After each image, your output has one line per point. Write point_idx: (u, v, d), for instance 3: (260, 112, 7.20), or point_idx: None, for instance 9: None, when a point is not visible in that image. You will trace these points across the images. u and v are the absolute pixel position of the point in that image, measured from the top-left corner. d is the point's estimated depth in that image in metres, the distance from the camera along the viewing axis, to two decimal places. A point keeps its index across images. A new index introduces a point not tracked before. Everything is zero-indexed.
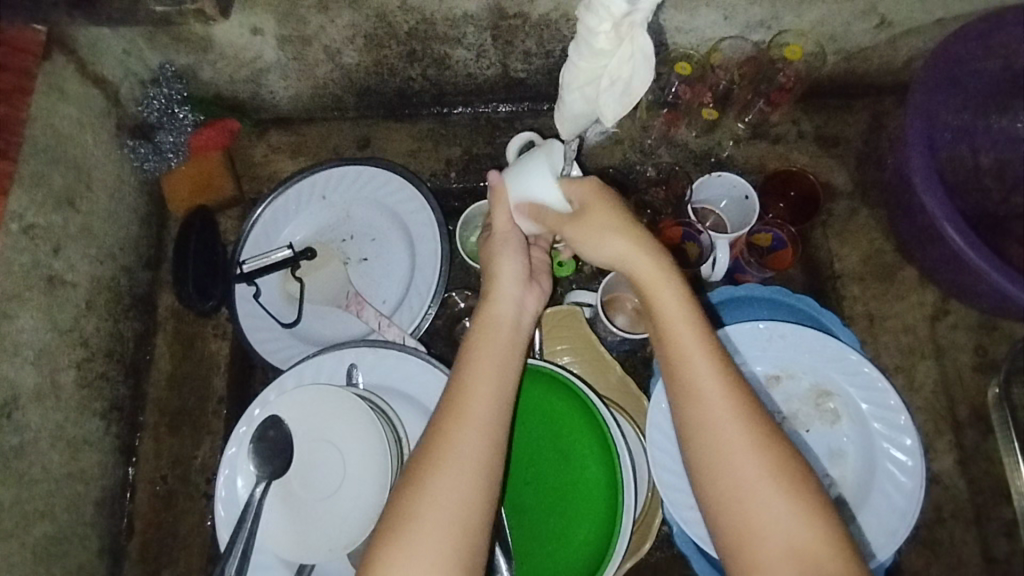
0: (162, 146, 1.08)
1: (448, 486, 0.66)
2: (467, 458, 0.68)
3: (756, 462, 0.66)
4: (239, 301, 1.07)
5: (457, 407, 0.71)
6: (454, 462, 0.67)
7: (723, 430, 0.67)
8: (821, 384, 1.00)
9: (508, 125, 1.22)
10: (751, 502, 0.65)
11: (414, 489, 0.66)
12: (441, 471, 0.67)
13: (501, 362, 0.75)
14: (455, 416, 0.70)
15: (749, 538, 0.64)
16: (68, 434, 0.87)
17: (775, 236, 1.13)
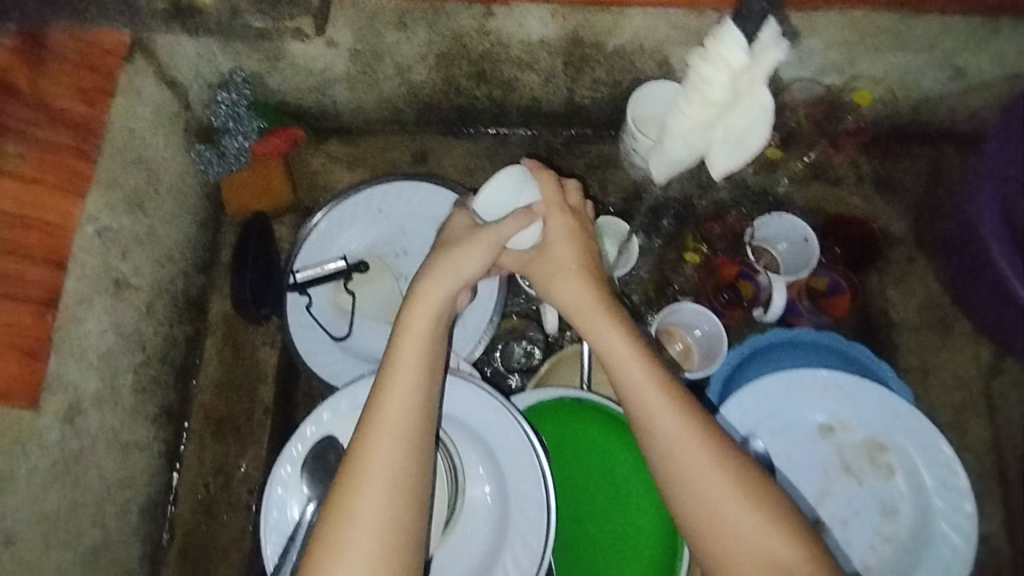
0: (226, 151, 1.08)
1: (378, 506, 0.64)
2: (396, 472, 0.65)
3: (722, 475, 0.66)
4: (291, 310, 1.07)
5: (376, 410, 0.68)
6: (380, 459, 0.66)
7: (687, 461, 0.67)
8: (876, 437, 0.98)
9: (567, 150, 1.21)
10: (719, 520, 0.65)
11: (343, 514, 0.64)
12: (368, 488, 0.64)
13: (427, 374, 0.71)
14: (378, 431, 0.67)
15: (724, 556, 0.64)
16: (123, 438, 0.86)
17: (832, 280, 1.12)
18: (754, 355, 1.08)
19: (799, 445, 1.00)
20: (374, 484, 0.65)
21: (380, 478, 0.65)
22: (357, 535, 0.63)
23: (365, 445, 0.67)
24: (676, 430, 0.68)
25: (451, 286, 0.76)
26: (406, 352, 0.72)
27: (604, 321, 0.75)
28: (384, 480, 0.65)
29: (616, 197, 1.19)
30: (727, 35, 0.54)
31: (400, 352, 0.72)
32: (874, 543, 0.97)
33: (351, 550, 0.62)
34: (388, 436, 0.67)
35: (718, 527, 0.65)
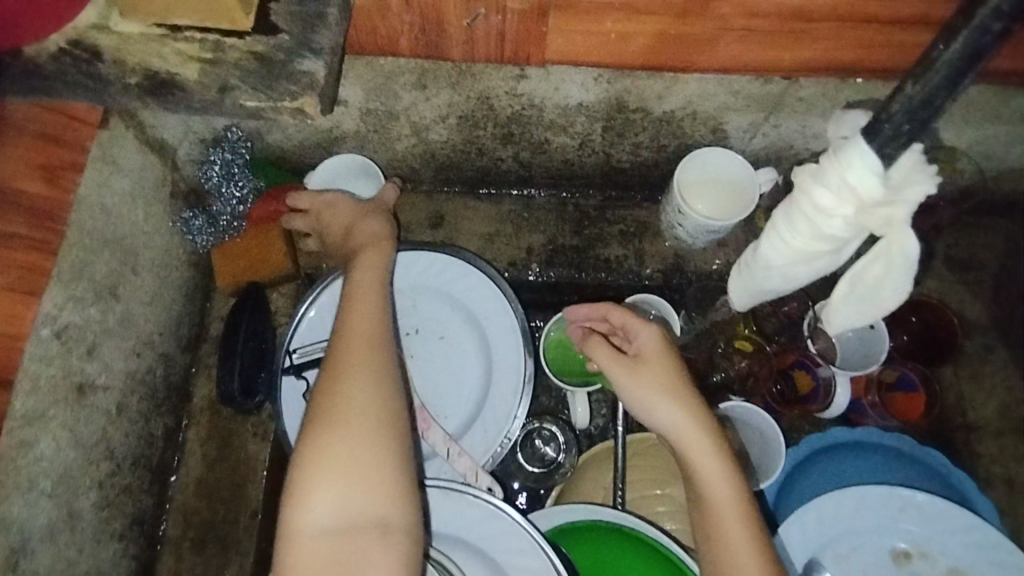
0: (218, 215, 0.96)
1: (362, 424, 0.66)
2: (378, 393, 0.69)
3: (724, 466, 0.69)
4: (285, 398, 0.93)
5: (350, 354, 0.71)
6: (363, 397, 0.68)
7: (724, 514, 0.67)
8: (961, 571, 0.83)
9: (599, 215, 1.08)
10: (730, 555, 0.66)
11: (326, 433, 0.65)
12: (355, 405, 0.67)
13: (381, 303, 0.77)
14: (353, 354, 0.71)
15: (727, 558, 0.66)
16: (81, 570, 0.73)
17: (902, 375, 0.98)
18: (810, 461, 0.95)
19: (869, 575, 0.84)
20: (358, 400, 0.67)
21: (366, 399, 0.68)
22: (346, 451, 0.65)
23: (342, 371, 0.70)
24: (729, 512, 0.67)
25: (378, 265, 0.82)
26: (363, 296, 0.77)
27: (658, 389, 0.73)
28: (370, 396, 0.68)
29: (654, 270, 1.06)
30: (858, 159, 0.42)
31: (357, 298, 0.77)
32: None
33: (341, 470, 0.64)
34: (363, 363, 0.70)
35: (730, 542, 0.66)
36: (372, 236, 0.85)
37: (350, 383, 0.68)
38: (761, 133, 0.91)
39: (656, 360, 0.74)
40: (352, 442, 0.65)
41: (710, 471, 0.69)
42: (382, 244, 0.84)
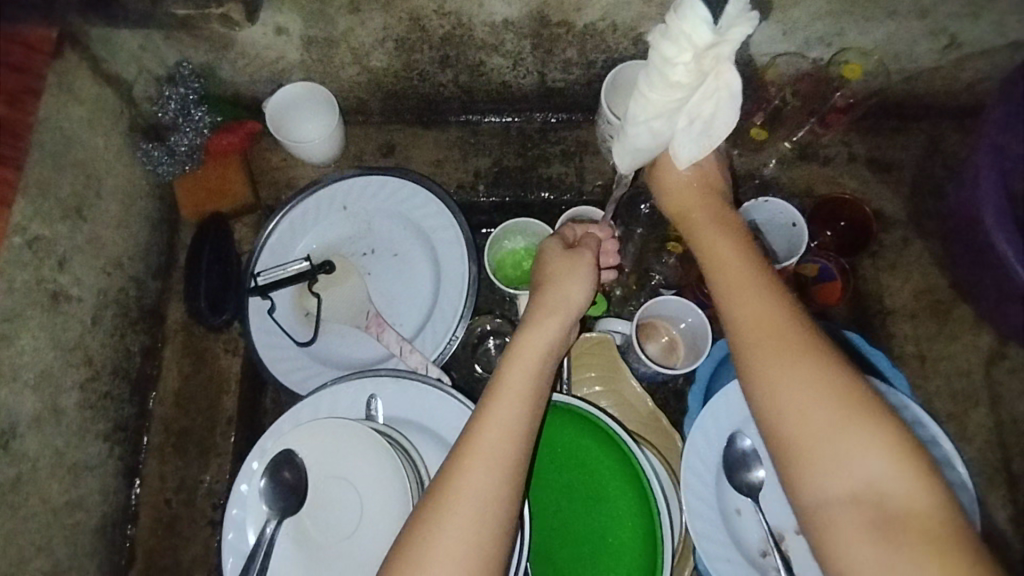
0: (176, 148, 1.01)
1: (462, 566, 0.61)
2: (486, 532, 0.63)
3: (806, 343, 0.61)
4: (253, 317, 1.01)
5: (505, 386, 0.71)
6: (499, 426, 0.68)
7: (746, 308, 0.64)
8: None
9: (541, 136, 1.15)
10: (804, 422, 0.58)
11: (420, 560, 0.61)
12: (460, 540, 0.62)
13: (533, 394, 0.71)
14: (472, 462, 0.65)
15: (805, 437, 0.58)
16: (69, 460, 0.81)
17: (823, 267, 1.06)
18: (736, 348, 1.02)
19: None
20: (460, 528, 0.62)
21: (471, 528, 0.62)
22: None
23: (457, 474, 0.65)
24: (802, 378, 0.60)
25: (558, 321, 0.77)
26: (517, 375, 0.71)
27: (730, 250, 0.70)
28: (476, 531, 0.62)
29: (595, 186, 1.13)
30: (689, 10, 0.49)
31: (507, 382, 0.71)
32: None
33: (476, 498, 0.63)
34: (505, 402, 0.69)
35: (804, 436, 0.58)
36: (572, 259, 0.82)
37: (458, 503, 0.63)
38: None
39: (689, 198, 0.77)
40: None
41: (726, 278, 0.68)
42: (563, 314, 0.78)
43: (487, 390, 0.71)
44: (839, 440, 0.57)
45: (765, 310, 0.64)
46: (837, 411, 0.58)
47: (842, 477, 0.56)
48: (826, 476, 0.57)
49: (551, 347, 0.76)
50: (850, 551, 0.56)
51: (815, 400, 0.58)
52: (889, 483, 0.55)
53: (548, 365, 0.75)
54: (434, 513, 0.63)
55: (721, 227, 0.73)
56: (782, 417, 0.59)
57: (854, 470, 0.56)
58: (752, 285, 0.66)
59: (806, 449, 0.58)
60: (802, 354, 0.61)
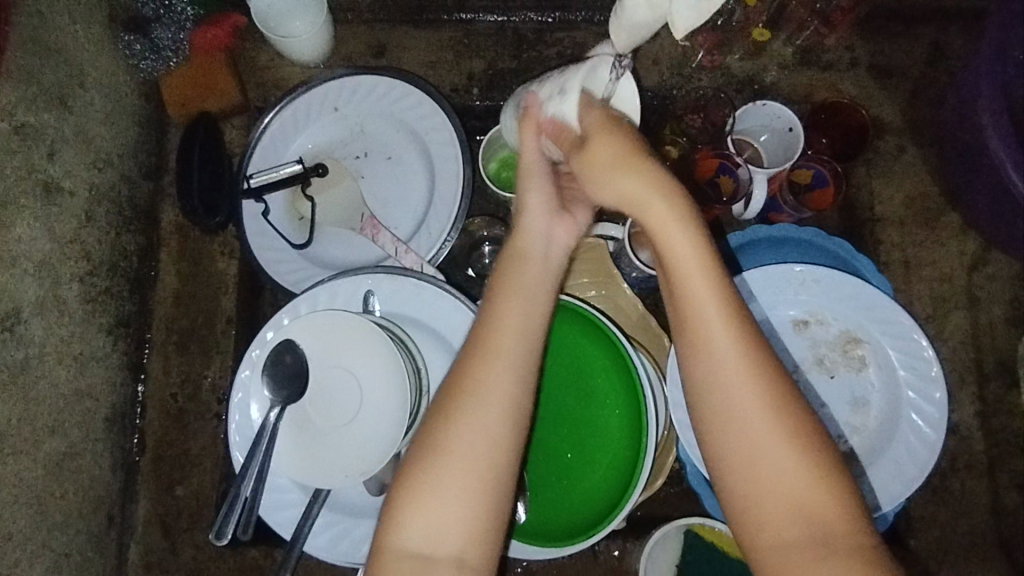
0: (160, 42, 0.98)
1: (482, 463, 0.62)
2: (501, 420, 0.63)
3: (746, 374, 0.59)
4: (247, 220, 1.01)
5: (515, 288, 0.67)
6: (513, 334, 0.65)
7: (708, 310, 0.61)
8: (851, 330, 0.96)
9: (537, 38, 1.12)
10: (764, 470, 0.59)
11: (439, 458, 0.62)
12: (474, 435, 0.62)
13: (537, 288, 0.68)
14: (483, 365, 0.64)
15: (739, 461, 0.59)
16: (75, 349, 0.83)
17: (817, 172, 1.05)
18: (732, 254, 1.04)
19: (772, 337, 0.97)
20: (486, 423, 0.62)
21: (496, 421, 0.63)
22: (460, 484, 0.61)
23: (470, 375, 0.64)
24: (736, 383, 0.59)
25: (546, 205, 0.71)
26: (518, 265, 0.69)
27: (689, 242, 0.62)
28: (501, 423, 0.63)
29: None
30: None
31: (511, 280, 0.68)
32: (844, 434, 0.96)
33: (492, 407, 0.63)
34: (516, 308, 0.66)
35: (758, 467, 0.59)
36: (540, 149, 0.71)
37: (479, 402, 0.63)
38: None
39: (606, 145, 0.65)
40: (472, 474, 0.61)
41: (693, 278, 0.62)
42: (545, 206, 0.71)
43: (491, 287, 0.68)
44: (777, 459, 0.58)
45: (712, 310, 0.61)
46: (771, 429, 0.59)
47: (779, 490, 0.58)
48: (784, 514, 0.58)
49: (550, 244, 0.70)
50: (793, 574, 0.57)
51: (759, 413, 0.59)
52: (838, 521, 0.58)
53: (549, 252, 0.70)
54: (446, 418, 0.63)
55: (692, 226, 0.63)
56: (731, 421, 0.59)
57: (779, 470, 0.58)
58: (720, 288, 0.61)
59: (763, 481, 0.59)
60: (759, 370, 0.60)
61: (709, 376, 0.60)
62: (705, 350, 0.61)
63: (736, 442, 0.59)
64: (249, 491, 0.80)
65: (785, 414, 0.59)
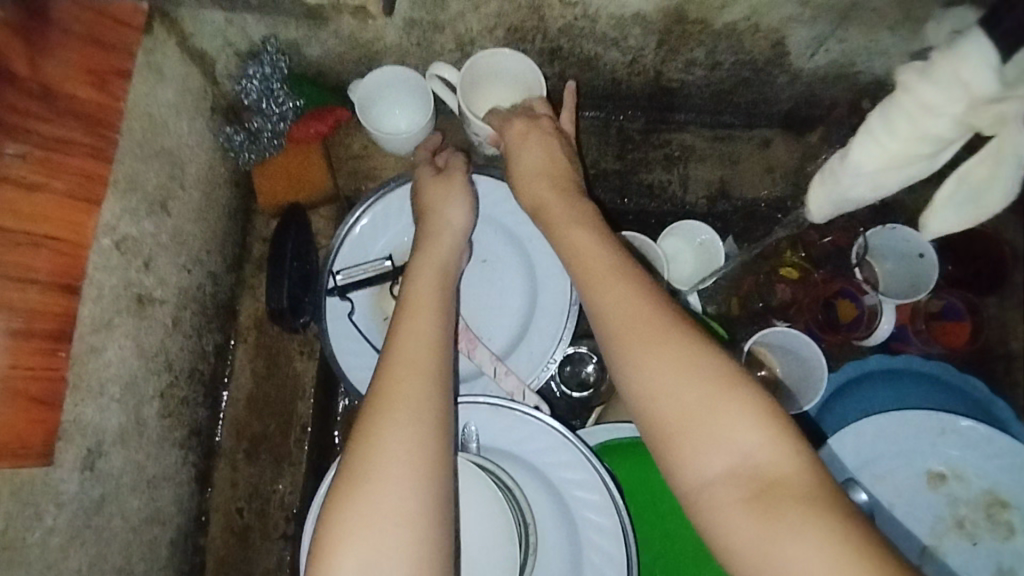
0: (259, 132, 0.94)
1: (414, 472, 0.57)
2: (409, 412, 0.60)
3: (672, 354, 0.57)
4: (331, 318, 0.95)
5: (411, 301, 0.70)
6: (413, 332, 0.66)
7: (604, 291, 0.63)
8: (996, 491, 0.86)
9: (644, 138, 1.06)
10: (711, 441, 0.54)
11: (370, 474, 0.57)
12: (390, 446, 0.58)
13: (444, 304, 0.70)
14: (397, 367, 0.63)
15: (680, 442, 0.55)
16: (149, 473, 0.76)
17: (948, 304, 0.97)
18: (855, 390, 0.95)
19: (906, 493, 0.87)
20: (397, 424, 0.59)
21: (414, 426, 0.59)
22: (399, 493, 0.56)
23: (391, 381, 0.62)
24: (652, 352, 0.58)
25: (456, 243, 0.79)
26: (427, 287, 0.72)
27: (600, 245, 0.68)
28: (418, 427, 0.59)
29: (698, 198, 1.04)
30: (974, 53, 0.41)
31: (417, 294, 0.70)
32: None
33: (407, 406, 0.60)
34: (427, 317, 0.68)
35: (694, 433, 0.54)
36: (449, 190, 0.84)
37: (405, 410, 0.60)
38: (824, 49, 0.88)
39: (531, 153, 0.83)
40: (408, 484, 0.57)
41: (601, 281, 0.64)
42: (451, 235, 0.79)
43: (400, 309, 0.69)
44: (714, 422, 0.54)
45: (621, 298, 0.62)
46: (707, 394, 0.55)
47: (729, 450, 0.53)
48: (742, 488, 0.52)
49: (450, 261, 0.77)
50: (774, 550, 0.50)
51: (686, 380, 0.56)
52: (786, 473, 0.52)
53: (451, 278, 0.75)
54: (371, 426, 0.59)
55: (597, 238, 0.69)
56: (662, 398, 0.56)
57: (726, 432, 0.54)
58: (622, 277, 0.64)
59: (705, 448, 0.54)
60: (677, 342, 0.58)
61: (622, 359, 0.59)
62: (616, 337, 0.60)
63: (664, 425, 0.56)
64: None
65: (710, 367, 0.56)
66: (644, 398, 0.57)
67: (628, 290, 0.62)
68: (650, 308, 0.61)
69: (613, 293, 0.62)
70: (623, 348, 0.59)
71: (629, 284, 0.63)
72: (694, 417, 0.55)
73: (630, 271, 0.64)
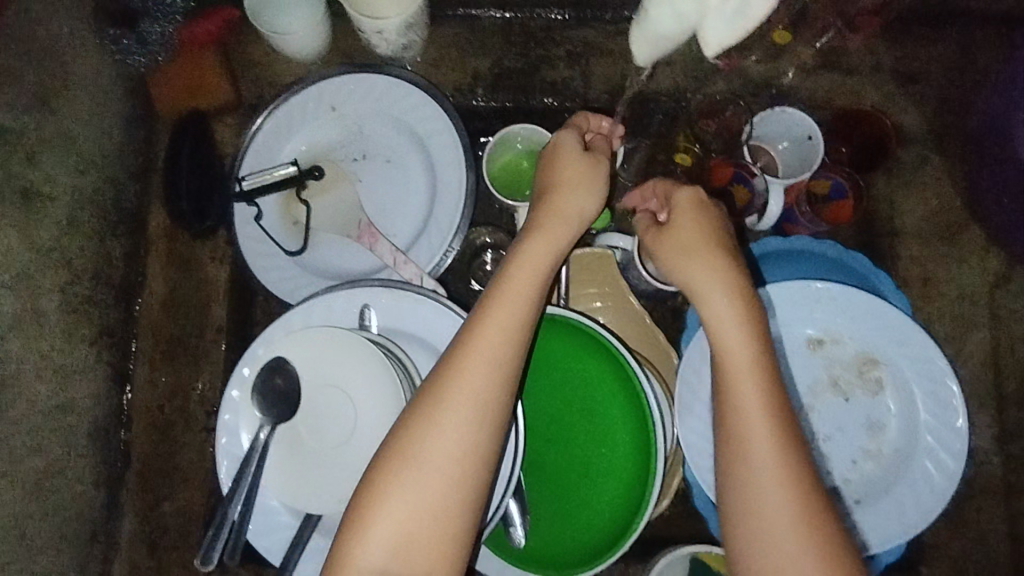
0: (147, 36, 0.94)
1: (450, 484, 0.60)
2: (462, 434, 0.61)
3: (764, 417, 0.61)
4: (239, 223, 0.96)
5: (494, 303, 0.65)
6: (485, 347, 0.63)
7: (734, 348, 0.64)
8: (868, 351, 0.92)
9: (546, 36, 1.06)
10: (761, 512, 0.59)
11: (406, 463, 0.60)
12: (433, 452, 0.60)
13: (529, 306, 0.66)
14: (467, 372, 0.62)
15: (734, 501, 0.60)
16: (56, 362, 0.81)
17: (835, 183, 1.01)
18: (748, 270, 1.00)
19: (786, 358, 0.93)
20: (463, 431, 0.61)
21: (462, 435, 0.61)
22: (423, 490, 0.60)
23: (452, 380, 0.62)
24: (750, 406, 0.61)
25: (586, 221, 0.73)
26: (521, 283, 0.67)
27: (718, 285, 0.66)
28: (462, 442, 0.61)
29: (601, 92, 1.06)
30: None
31: (512, 283, 0.67)
32: (858, 461, 0.92)
33: (458, 419, 0.61)
34: (509, 319, 0.64)
35: (755, 501, 0.59)
36: (580, 175, 0.73)
37: (448, 421, 0.61)
38: None
39: (684, 224, 0.71)
40: (426, 488, 0.60)
41: (722, 310, 0.66)
42: (566, 230, 0.71)
43: (483, 300, 0.66)
44: (783, 506, 0.58)
45: (742, 349, 0.64)
46: (790, 487, 0.59)
47: (776, 537, 0.58)
48: (775, 562, 0.58)
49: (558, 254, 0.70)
50: None
51: (778, 459, 0.59)
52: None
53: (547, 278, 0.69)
54: (418, 425, 0.61)
55: (710, 267, 0.67)
56: (735, 454, 0.61)
57: (768, 503, 0.59)
58: (752, 333, 0.65)
59: (757, 517, 0.59)
60: (772, 412, 0.61)
61: (731, 411, 0.62)
62: (731, 387, 0.63)
63: (734, 477, 0.61)
64: (237, 512, 0.77)
65: (794, 453, 0.60)
66: (731, 445, 0.61)
67: (763, 353, 0.64)
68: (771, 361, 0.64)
69: (728, 339, 0.64)
70: (728, 406, 0.62)
71: (755, 341, 0.64)
72: (760, 492, 0.59)
73: (752, 308, 0.66)
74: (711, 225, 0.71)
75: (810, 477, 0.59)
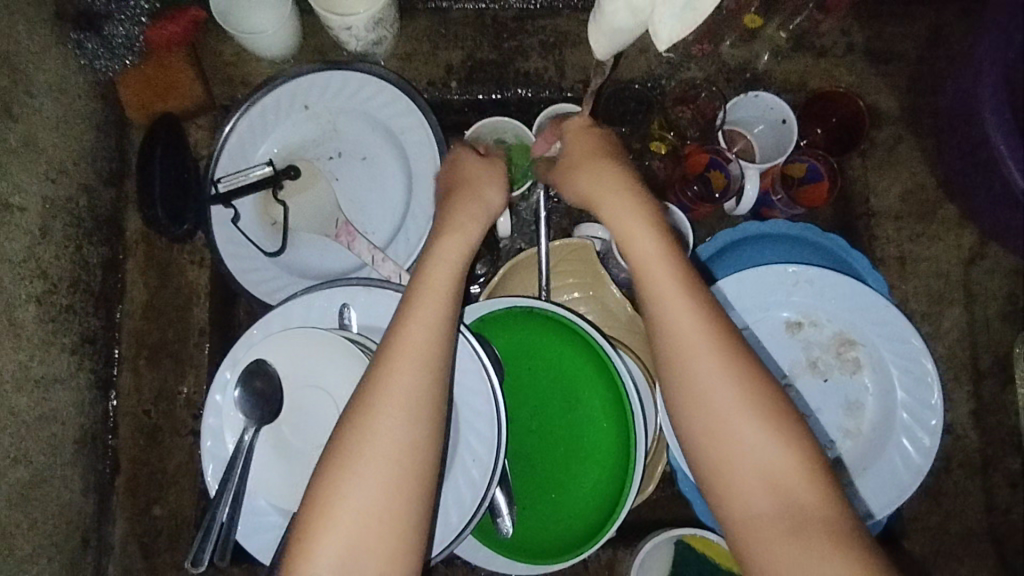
0: (113, 39, 0.93)
1: (391, 470, 0.60)
2: (399, 418, 0.62)
3: (716, 371, 0.62)
4: (217, 225, 0.96)
5: (419, 289, 0.68)
6: (416, 329, 0.65)
7: (669, 303, 0.65)
8: (845, 332, 0.94)
9: (518, 26, 1.05)
10: (731, 455, 0.61)
11: (347, 463, 0.61)
12: (374, 446, 0.61)
13: (452, 290, 0.68)
14: (394, 358, 0.63)
15: (707, 455, 0.62)
16: (36, 373, 0.80)
17: (811, 166, 1.01)
18: (726, 254, 1.00)
19: (765, 341, 0.95)
20: (393, 422, 0.61)
21: (401, 422, 0.62)
22: (367, 488, 0.60)
23: (386, 370, 0.63)
24: (697, 354, 0.62)
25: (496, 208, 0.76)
26: (438, 267, 0.69)
27: (646, 232, 0.68)
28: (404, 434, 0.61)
29: (575, 82, 1.06)
30: None
31: (431, 270, 0.69)
32: (837, 439, 0.94)
33: (390, 409, 0.62)
34: (431, 303, 0.66)
35: (721, 449, 0.61)
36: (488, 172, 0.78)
37: (382, 413, 0.62)
38: None
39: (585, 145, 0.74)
40: (370, 482, 0.60)
41: (650, 256, 0.67)
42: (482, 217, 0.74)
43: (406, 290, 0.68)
44: (746, 442, 0.60)
45: (683, 305, 0.64)
46: (746, 420, 0.61)
47: (750, 469, 0.60)
48: (757, 495, 0.60)
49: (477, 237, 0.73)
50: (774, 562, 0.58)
51: (732, 399, 0.61)
52: (796, 500, 0.59)
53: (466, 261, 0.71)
54: (357, 422, 0.62)
55: (643, 222, 0.69)
56: (695, 411, 0.62)
57: (738, 443, 0.60)
58: (682, 280, 0.65)
59: (729, 462, 0.61)
60: (718, 354, 0.62)
61: (680, 372, 0.63)
62: (675, 347, 0.64)
63: (700, 437, 0.62)
64: (224, 515, 0.77)
65: (750, 389, 0.61)
66: (690, 409, 0.63)
67: (696, 298, 0.64)
68: (707, 306, 0.64)
69: (660, 284, 0.65)
70: (682, 366, 0.63)
71: (688, 294, 0.65)
72: (726, 436, 0.61)
73: (678, 251, 0.68)
74: (623, 173, 0.72)
75: (767, 406, 0.61)
